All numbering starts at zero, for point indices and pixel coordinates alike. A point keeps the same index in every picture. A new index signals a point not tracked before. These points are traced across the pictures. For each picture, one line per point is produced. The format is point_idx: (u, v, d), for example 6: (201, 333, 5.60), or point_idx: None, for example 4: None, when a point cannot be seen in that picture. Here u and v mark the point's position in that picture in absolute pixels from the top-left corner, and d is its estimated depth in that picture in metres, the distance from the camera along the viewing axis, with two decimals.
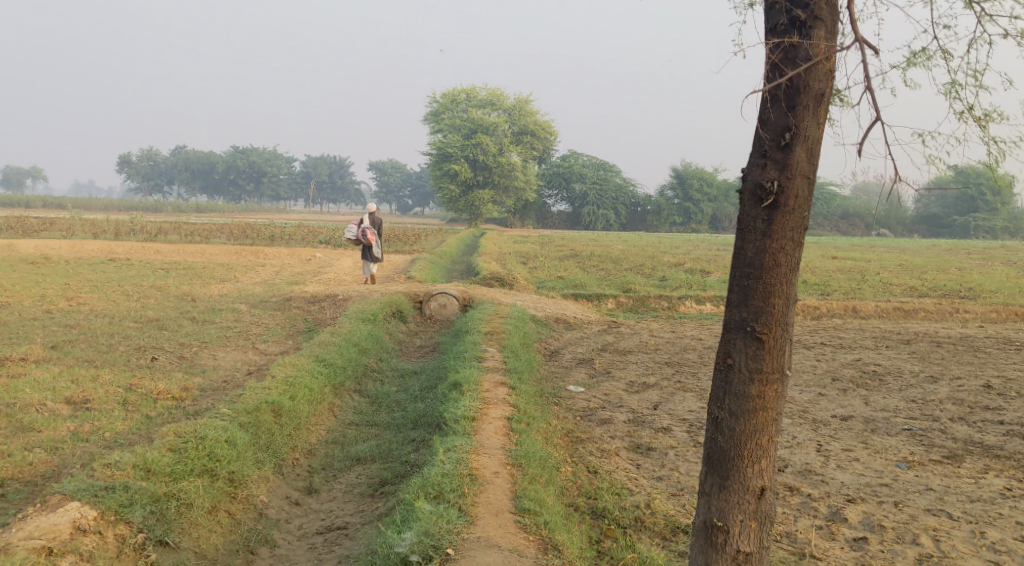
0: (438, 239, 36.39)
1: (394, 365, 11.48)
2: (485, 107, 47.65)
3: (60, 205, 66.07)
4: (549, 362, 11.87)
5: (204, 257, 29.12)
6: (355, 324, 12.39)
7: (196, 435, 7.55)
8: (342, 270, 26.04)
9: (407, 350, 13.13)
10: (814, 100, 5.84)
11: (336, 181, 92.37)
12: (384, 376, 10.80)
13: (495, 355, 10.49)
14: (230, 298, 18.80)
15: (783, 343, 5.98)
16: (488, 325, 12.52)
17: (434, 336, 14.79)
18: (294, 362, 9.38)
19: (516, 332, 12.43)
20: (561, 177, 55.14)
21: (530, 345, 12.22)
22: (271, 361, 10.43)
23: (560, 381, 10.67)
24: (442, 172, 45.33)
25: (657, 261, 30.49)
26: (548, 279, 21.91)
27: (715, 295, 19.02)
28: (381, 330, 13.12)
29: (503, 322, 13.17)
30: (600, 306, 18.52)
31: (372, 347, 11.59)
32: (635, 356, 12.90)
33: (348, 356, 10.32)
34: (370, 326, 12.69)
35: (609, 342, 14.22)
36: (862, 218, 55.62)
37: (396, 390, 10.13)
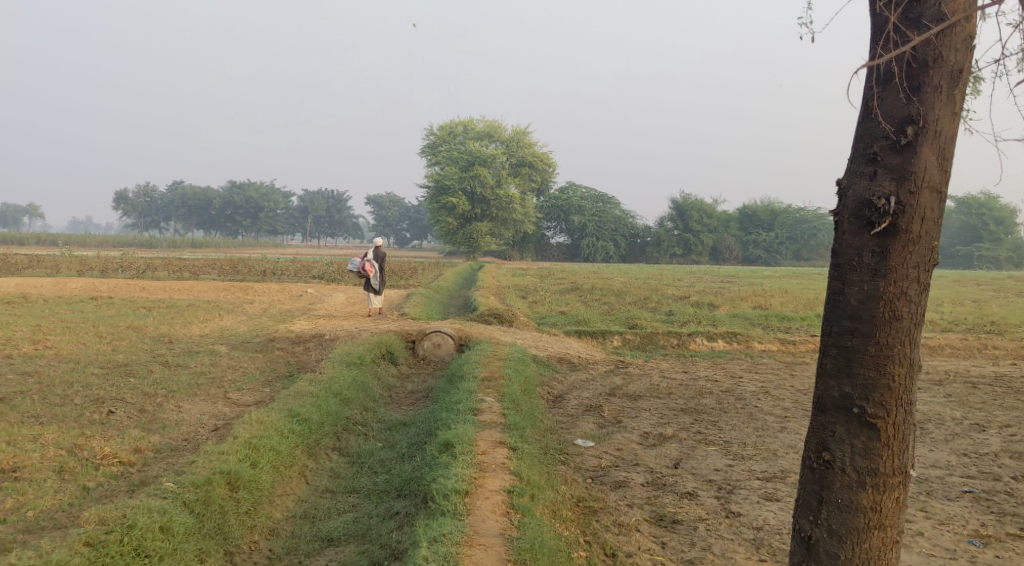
0: (434, 273, 35.34)
1: (382, 416, 10.36)
2: (483, 139, 46.74)
3: (52, 241, 65.15)
4: (552, 412, 10.74)
5: (191, 295, 27.99)
6: (339, 369, 11.29)
7: (125, 522, 6.40)
8: (334, 307, 24.93)
9: (396, 397, 12.00)
10: (948, 78, 5.24)
11: (334, 215, 91.52)
12: (368, 430, 9.68)
13: (492, 405, 9.37)
14: (212, 338, 17.67)
15: (901, 430, 5.33)
16: (486, 368, 11.41)
17: (428, 380, 13.66)
18: (263, 419, 8.29)
19: (517, 377, 11.33)
20: (560, 209, 54.18)
21: (532, 392, 11.11)
22: (241, 414, 9.34)
23: (565, 434, 9.55)
24: (440, 205, 44.42)
25: (661, 294, 29.44)
26: (550, 315, 20.83)
27: (727, 331, 17.91)
28: (368, 374, 12.01)
29: (503, 364, 12.07)
30: (605, 345, 17.39)
31: (357, 396, 10.47)
32: (647, 401, 11.76)
33: (328, 409, 9.19)
34: (356, 370, 11.56)
35: (618, 385, 13.09)
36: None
37: (380, 447, 9.00)
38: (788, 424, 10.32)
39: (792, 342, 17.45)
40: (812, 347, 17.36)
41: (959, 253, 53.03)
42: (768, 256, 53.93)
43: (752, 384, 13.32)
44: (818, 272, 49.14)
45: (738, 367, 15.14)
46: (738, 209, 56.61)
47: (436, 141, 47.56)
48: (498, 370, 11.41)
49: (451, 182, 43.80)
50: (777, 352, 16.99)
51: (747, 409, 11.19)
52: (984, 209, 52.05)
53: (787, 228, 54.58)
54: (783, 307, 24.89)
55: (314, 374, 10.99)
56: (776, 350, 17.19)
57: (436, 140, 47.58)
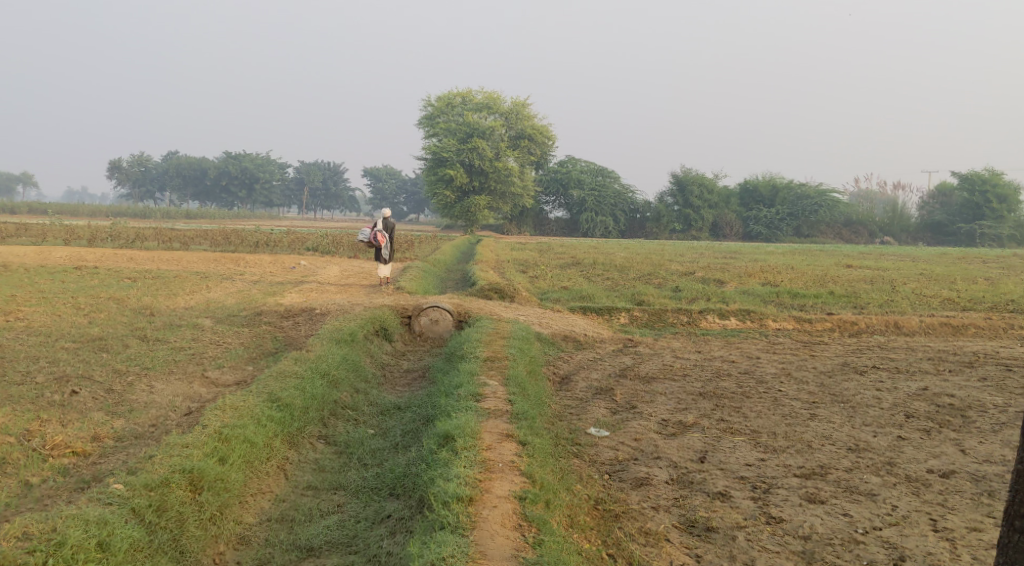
0: (431, 247, 34.41)
1: (376, 398, 9.53)
2: (482, 111, 45.42)
3: (42, 211, 63.88)
4: (558, 396, 9.80)
5: (180, 266, 26.98)
6: (328, 346, 10.37)
7: (57, 538, 6.15)
8: (328, 279, 23.98)
9: (391, 378, 11.09)
10: None
11: (330, 187, 90.29)
12: (362, 409, 9.06)
13: (494, 388, 8.49)
14: (197, 311, 16.74)
15: None
16: (488, 347, 10.52)
17: (425, 358, 12.76)
18: (239, 404, 7.80)
19: (522, 357, 10.44)
20: (559, 182, 53.12)
21: (539, 375, 10.20)
22: (217, 396, 8.49)
23: (574, 421, 8.65)
24: (437, 177, 43.38)
25: (665, 270, 28.56)
26: (552, 290, 19.90)
27: (740, 309, 17.01)
28: (361, 352, 11.13)
29: (507, 343, 11.17)
30: (611, 322, 16.48)
31: (347, 375, 9.60)
32: (661, 384, 10.85)
33: (313, 393, 8.48)
34: (346, 349, 10.63)
35: (629, 366, 12.21)
36: (867, 226, 53.43)
37: (371, 433, 8.45)
38: (818, 412, 9.43)
39: (809, 320, 16.54)
40: (830, 326, 16.46)
41: (960, 231, 51.84)
42: (769, 233, 52.08)
43: (772, 365, 12.42)
44: (821, 249, 48.18)
45: (753, 347, 14.28)
46: (739, 184, 55.52)
47: (434, 113, 46.13)
48: (501, 350, 10.51)
49: (448, 154, 42.68)
50: (792, 331, 16.11)
51: (771, 394, 10.28)
52: (988, 186, 51.23)
53: (788, 204, 53.18)
54: (793, 284, 23.95)
55: (301, 351, 10.09)
56: (792, 329, 16.29)
57: (434, 111, 46.14)
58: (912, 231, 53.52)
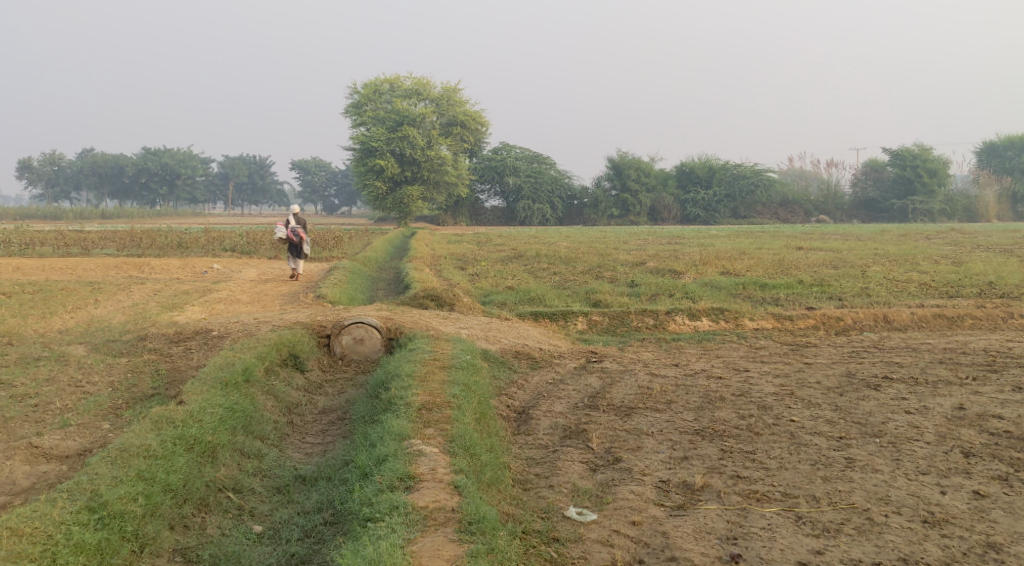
0: (361, 243, 31.90)
1: (271, 469, 7.87)
2: (411, 98, 42.27)
3: None
4: (517, 458, 7.52)
5: (75, 276, 23.89)
6: (211, 398, 8.12)
7: None
8: (242, 285, 21.27)
9: (302, 428, 8.87)
10: None
11: (257, 182, 86.32)
12: (256, 489, 7.59)
13: (432, 465, 6.82)
14: (72, 335, 14.07)
15: None
16: (422, 388, 8.26)
17: (348, 391, 10.39)
18: (32, 535, 6.31)
19: (469, 398, 8.21)
20: (493, 170, 50.58)
21: (492, 429, 7.86)
22: (32, 493, 6.87)
23: (548, 503, 6.76)
24: (366, 168, 40.68)
25: (612, 260, 26.36)
26: (495, 291, 17.57)
27: (712, 306, 14.90)
28: (260, 399, 8.75)
29: (448, 376, 8.81)
30: (567, 329, 14.22)
31: (230, 439, 7.86)
32: (640, 415, 8.71)
33: (174, 486, 7.13)
34: (237, 397, 8.38)
35: (598, 390, 10.04)
36: (802, 206, 52.05)
37: (255, 541, 7.01)
38: (854, 455, 7.19)
39: (789, 317, 14.44)
40: (813, 323, 14.37)
41: (893, 207, 50.69)
42: (707, 216, 50.40)
43: (769, 383, 10.09)
44: (762, 230, 46.60)
45: (732, 354, 12.23)
46: (676, 166, 53.58)
47: (360, 101, 42.49)
48: (441, 392, 8.23)
49: (377, 144, 40.00)
50: (773, 332, 14.05)
51: (784, 427, 7.94)
52: (918, 161, 50.14)
53: (725, 185, 51.42)
54: (755, 273, 21.92)
55: (169, 404, 7.95)
56: (773, 329, 14.22)
57: (359, 100, 42.63)
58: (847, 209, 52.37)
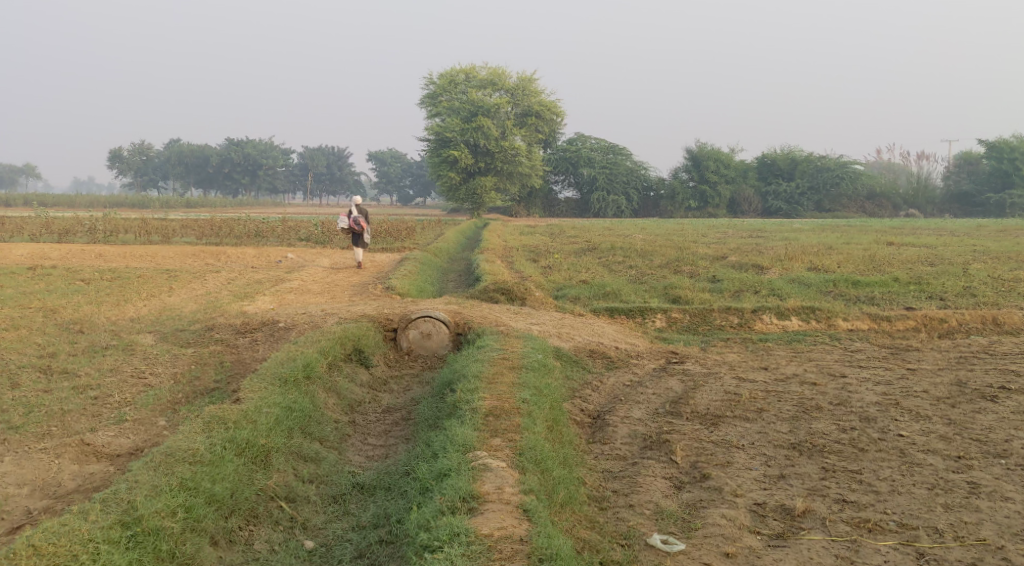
0: (435, 233, 31.55)
1: (329, 475, 7.50)
2: (486, 88, 41.79)
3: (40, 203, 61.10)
4: (593, 471, 6.93)
5: (153, 263, 23.99)
6: (269, 396, 7.74)
7: None
8: (314, 276, 21.03)
9: (364, 427, 8.42)
10: None
11: (335, 172, 87.05)
12: (311, 498, 7.21)
13: (499, 484, 6.29)
14: (142, 324, 13.89)
15: None
16: (491, 392, 7.70)
17: (415, 389, 9.91)
18: (55, 554, 5.91)
19: (541, 403, 7.61)
20: (568, 161, 49.87)
21: (565, 442, 7.21)
22: (70, 500, 6.56)
23: (627, 527, 6.25)
24: (440, 159, 40.41)
25: (692, 254, 25.44)
26: (571, 285, 16.92)
27: (801, 304, 14.02)
28: (321, 399, 8.31)
29: (519, 378, 8.20)
30: (645, 327, 13.51)
31: (286, 443, 7.47)
32: (727, 424, 8.01)
33: (217, 499, 6.69)
34: (295, 397, 7.97)
35: (679, 395, 9.36)
36: (890, 199, 50.09)
37: (305, 560, 6.63)
38: (980, 480, 6.49)
39: (887, 317, 13.49)
40: (913, 324, 13.39)
41: (988, 201, 48.38)
42: (789, 208, 48.95)
43: (870, 392, 9.23)
44: (848, 224, 44.94)
45: (825, 358, 11.40)
46: (757, 157, 52.11)
47: (436, 91, 42.27)
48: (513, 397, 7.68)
49: (452, 134, 39.66)
50: (868, 334, 13.12)
51: (892, 443, 7.16)
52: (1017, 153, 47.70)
53: (808, 177, 49.79)
54: (846, 269, 20.83)
55: (225, 402, 7.61)
56: (868, 331, 13.28)
57: (435, 90, 42.34)
58: (938, 203, 50.19)
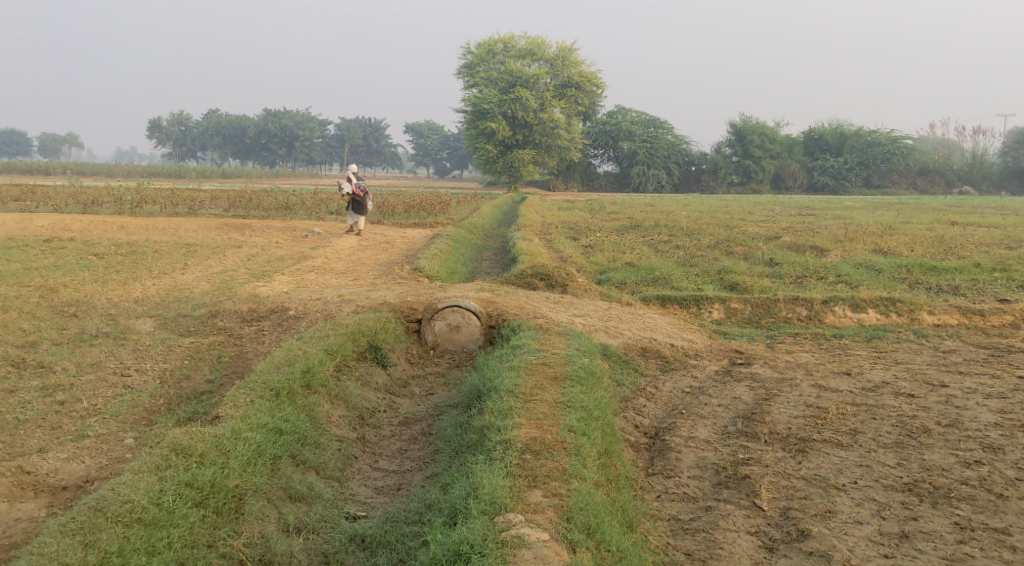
0: (470, 208, 30.11)
1: (321, 521, 6.47)
2: (524, 58, 40.08)
3: (76, 172, 60.37)
4: (658, 521, 6.02)
5: (174, 237, 22.73)
6: (251, 420, 6.80)
7: None
8: (340, 253, 19.70)
9: (372, 448, 7.31)
10: None
11: (371, 143, 85.63)
12: (295, 557, 6.16)
13: None
14: (146, 304, 12.58)
15: None
16: (527, 421, 6.55)
17: (438, 396, 8.58)
18: None
19: (590, 435, 6.50)
20: (608, 134, 48.12)
21: (618, 483, 6.23)
22: None
23: None
24: (477, 130, 38.92)
25: (743, 234, 23.77)
26: (615, 267, 15.43)
27: (879, 294, 12.42)
28: (321, 412, 7.31)
29: (563, 396, 6.95)
30: (702, 318, 11.99)
31: (263, 485, 6.48)
32: (816, 443, 6.77)
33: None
34: (284, 420, 6.97)
35: (748, 406, 8.00)
36: (943, 175, 47.81)
37: None
38: None
39: (979, 312, 11.87)
40: (1009, 320, 11.77)
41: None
42: (836, 184, 46.72)
43: (987, 411, 7.78)
44: (900, 202, 42.80)
45: (913, 362, 9.88)
46: (804, 131, 49.88)
47: (473, 61, 40.69)
48: (558, 427, 6.52)
49: (490, 106, 38.07)
50: (957, 332, 11.51)
51: None
52: None
53: (857, 152, 47.48)
54: (916, 253, 19.02)
55: (201, 424, 6.81)
56: (958, 327, 11.67)
57: (473, 60, 40.74)
58: (994, 179, 47.71)
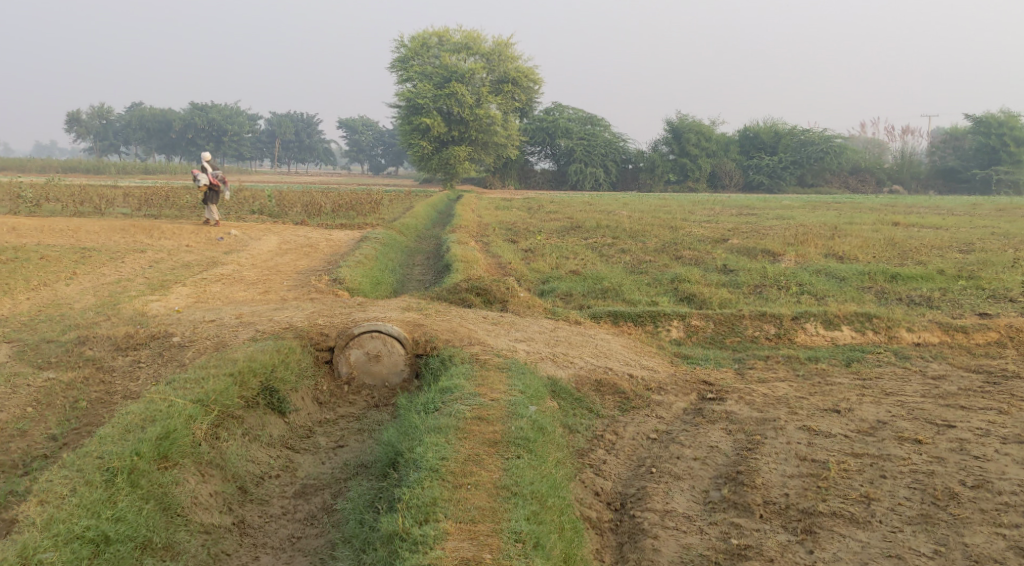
0: (401, 208, 28.38)
1: None
2: (460, 53, 38.35)
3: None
4: None
5: (73, 241, 20.57)
6: (57, 530, 5.65)
7: None
8: (256, 259, 17.86)
9: (243, 540, 6.25)
10: None
11: (303, 139, 82.80)
12: None
13: None
14: (11, 324, 10.68)
15: None
16: (455, 530, 5.51)
17: (350, 457, 6.99)
18: None
19: (544, 539, 5.54)
20: (545, 131, 46.54)
21: None
22: None
23: None
24: (411, 126, 37.18)
25: (689, 236, 22.43)
26: (558, 277, 13.91)
27: (853, 308, 11.06)
28: (180, 494, 6.21)
29: (501, 478, 5.92)
30: (659, 338, 10.54)
31: None
32: (825, 513, 5.79)
33: None
34: (106, 527, 5.80)
35: (724, 457, 6.63)
36: (874, 174, 47.33)
37: None
38: None
39: (964, 329, 10.59)
40: (997, 337, 10.52)
41: (975, 177, 45.62)
42: (770, 183, 46.12)
43: (1015, 464, 6.43)
44: (835, 201, 42.13)
45: (903, 391, 8.53)
46: (739, 130, 49.04)
47: (406, 55, 38.80)
48: (497, 538, 5.50)
49: (423, 101, 36.36)
50: (941, 352, 10.19)
51: None
52: (1005, 129, 45.04)
53: (792, 151, 46.83)
54: (875, 258, 17.84)
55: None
56: (940, 347, 10.37)
57: (406, 54, 38.87)
58: (924, 179, 47.31)
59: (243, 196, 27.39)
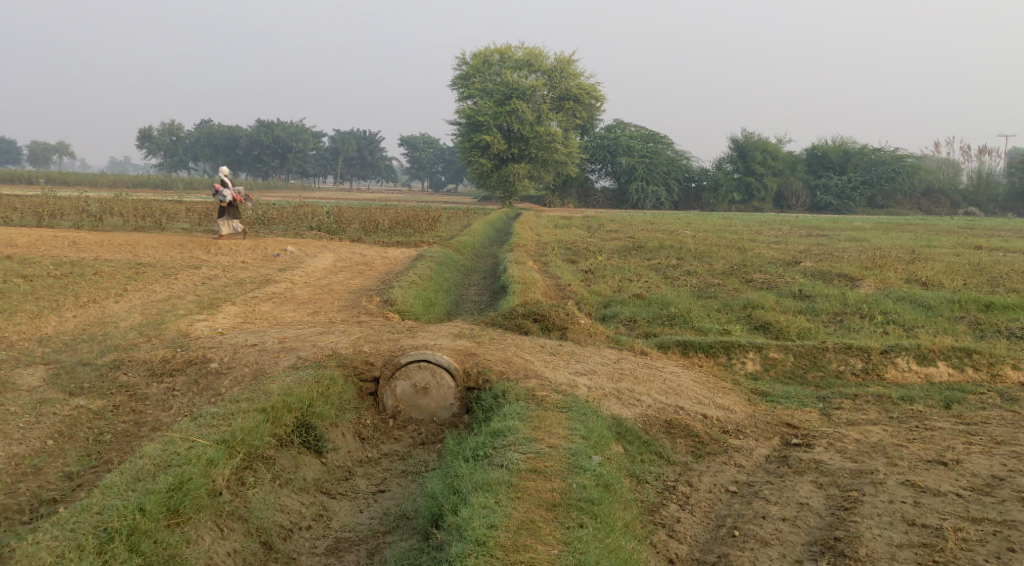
0: (459, 225, 27.77)
1: None
2: (521, 69, 37.73)
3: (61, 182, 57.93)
4: None
5: (130, 256, 20.31)
6: None
7: None
8: (309, 277, 17.36)
9: None
10: None
11: (366, 156, 82.96)
12: None
13: None
14: (51, 345, 10.22)
15: None
16: None
17: (391, 511, 6.32)
18: None
19: None
20: (606, 149, 45.89)
21: None
22: None
23: None
24: (471, 143, 36.67)
25: (759, 258, 21.37)
26: (621, 301, 13.09)
27: (948, 342, 10.04)
28: (190, 555, 5.70)
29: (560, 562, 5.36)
30: (733, 372, 9.66)
31: None
32: None
33: None
34: None
35: (806, 521, 5.91)
36: (948, 196, 45.62)
37: None
38: None
39: None
40: None
41: None
42: (839, 204, 44.63)
43: None
44: (907, 223, 40.52)
45: (1015, 440, 7.55)
46: (806, 149, 47.56)
47: (468, 72, 38.37)
48: None
49: (484, 118, 35.83)
50: None
51: None
52: None
53: (861, 171, 45.42)
54: (961, 285, 16.65)
55: None
56: None
57: (468, 70, 38.45)
58: (1003, 201, 45.22)
59: (302, 212, 27.06)
